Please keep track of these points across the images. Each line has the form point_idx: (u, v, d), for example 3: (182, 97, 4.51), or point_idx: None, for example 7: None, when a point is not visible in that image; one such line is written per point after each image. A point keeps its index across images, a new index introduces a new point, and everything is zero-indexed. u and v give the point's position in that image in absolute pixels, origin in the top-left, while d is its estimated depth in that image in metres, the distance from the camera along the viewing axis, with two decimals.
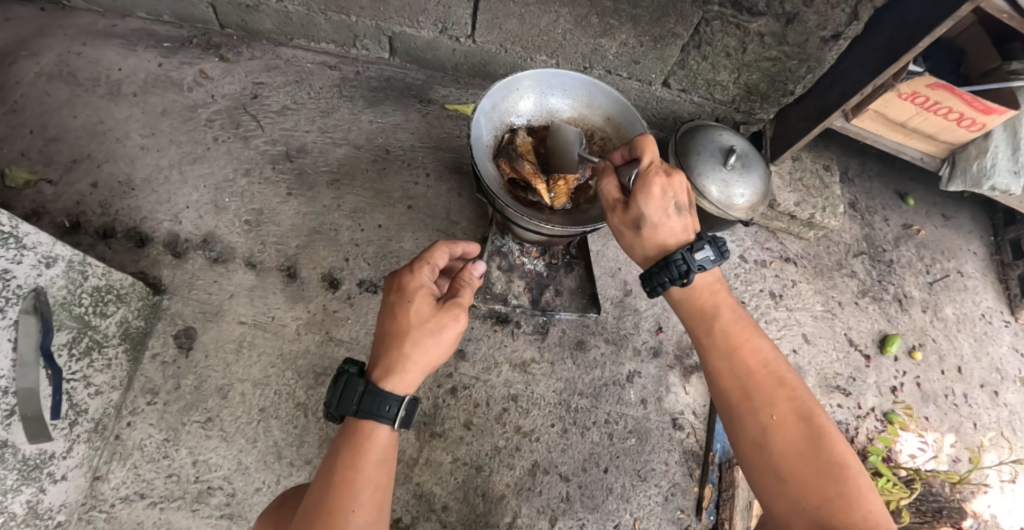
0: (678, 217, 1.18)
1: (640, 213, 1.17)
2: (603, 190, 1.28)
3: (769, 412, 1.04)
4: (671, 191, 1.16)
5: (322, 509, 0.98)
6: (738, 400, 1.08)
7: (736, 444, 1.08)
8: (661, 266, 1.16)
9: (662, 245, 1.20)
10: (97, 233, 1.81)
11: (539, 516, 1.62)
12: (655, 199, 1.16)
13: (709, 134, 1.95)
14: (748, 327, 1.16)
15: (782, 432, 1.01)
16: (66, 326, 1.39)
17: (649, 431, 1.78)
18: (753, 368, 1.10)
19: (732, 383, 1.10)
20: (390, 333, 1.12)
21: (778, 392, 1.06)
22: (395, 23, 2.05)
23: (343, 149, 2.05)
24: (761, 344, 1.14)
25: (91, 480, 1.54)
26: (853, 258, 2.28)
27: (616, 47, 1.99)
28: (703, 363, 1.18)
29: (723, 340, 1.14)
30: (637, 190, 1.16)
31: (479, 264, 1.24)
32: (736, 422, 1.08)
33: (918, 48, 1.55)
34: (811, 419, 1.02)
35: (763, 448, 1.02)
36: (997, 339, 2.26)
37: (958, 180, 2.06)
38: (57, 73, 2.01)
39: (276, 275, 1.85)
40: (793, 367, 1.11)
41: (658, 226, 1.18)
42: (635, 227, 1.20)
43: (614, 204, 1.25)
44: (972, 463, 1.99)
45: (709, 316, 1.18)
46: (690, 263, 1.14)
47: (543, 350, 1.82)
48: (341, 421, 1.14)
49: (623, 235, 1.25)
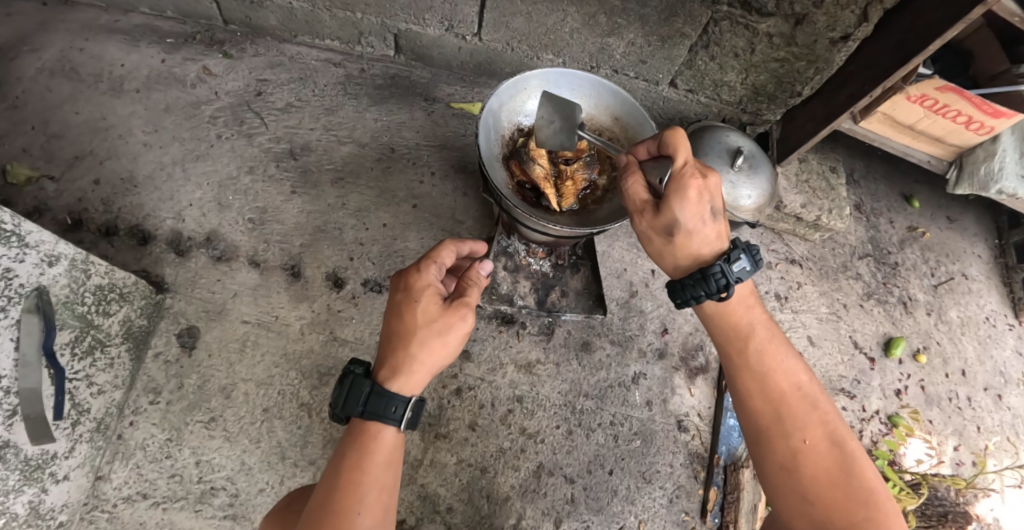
0: (712, 223, 1.11)
1: (674, 218, 1.08)
2: (629, 191, 1.16)
3: (800, 436, 1.04)
4: (707, 194, 1.07)
5: (328, 511, 0.98)
6: (769, 422, 1.07)
7: (761, 463, 1.08)
8: (697, 280, 1.11)
9: (695, 254, 1.13)
10: (99, 231, 1.80)
11: (543, 518, 1.62)
12: (692, 204, 1.06)
13: (716, 134, 1.94)
14: (782, 348, 1.13)
15: (812, 457, 1.02)
16: (68, 325, 1.38)
17: (654, 433, 1.78)
18: (786, 391, 1.09)
19: (763, 405, 1.09)
20: (397, 333, 1.10)
21: (810, 417, 1.06)
22: (400, 21, 2.04)
23: (347, 148, 2.04)
24: (794, 365, 1.12)
25: (93, 480, 1.52)
26: (858, 261, 2.28)
27: (623, 46, 1.98)
28: (731, 380, 1.16)
29: (755, 361, 1.12)
30: (672, 194, 1.06)
31: (486, 263, 1.24)
32: (763, 443, 1.08)
33: (928, 50, 1.54)
34: (842, 445, 1.03)
35: (791, 472, 1.02)
36: (1001, 342, 2.26)
37: (965, 183, 2.06)
38: (59, 68, 1.99)
39: (279, 274, 1.84)
40: (823, 389, 1.11)
41: (693, 234, 1.10)
42: (667, 233, 1.11)
43: (641, 206, 1.14)
44: (976, 466, 2.00)
45: (742, 335, 1.14)
46: (728, 275, 1.09)
47: (548, 351, 1.81)
48: (346, 422, 1.12)
49: (651, 242, 1.16)
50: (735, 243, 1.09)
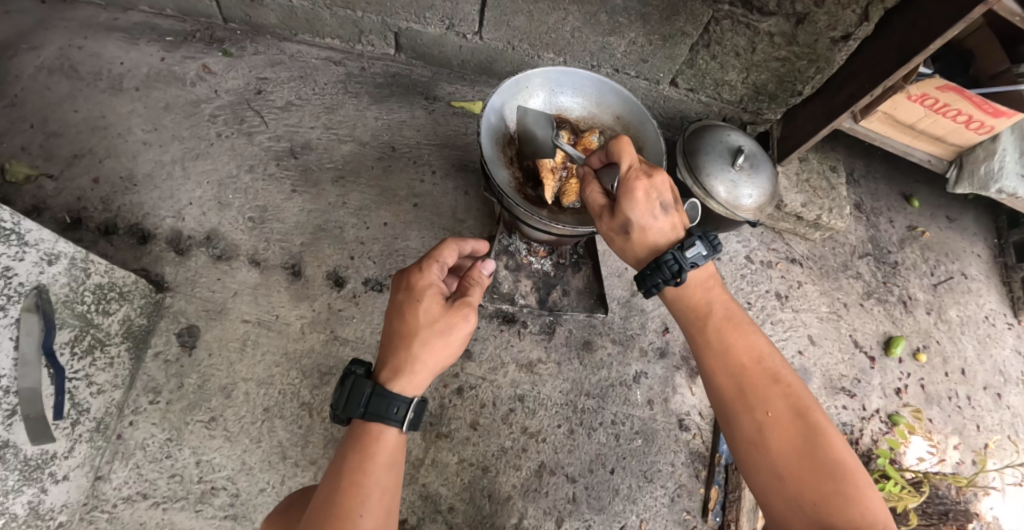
0: (664, 215, 1.11)
1: (626, 218, 1.12)
2: (588, 199, 1.22)
3: (764, 410, 1.03)
4: (652, 190, 1.09)
5: (331, 512, 0.97)
6: (733, 398, 1.06)
7: (731, 441, 1.06)
8: (652, 268, 1.11)
9: (654, 247, 1.13)
10: (99, 230, 1.79)
11: (545, 518, 1.62)
12: (639, 202, 1.09)
13: (717, 134, 1.94)
14: (742, 324, 1.14)
15: (778, 430, 1.00)
16: (68, 324, 1.37)
17: (655, 432, 1.78)
18: (747, 367, 1.08)
19: (726, 382, 1.08)
20: (398, 333, 1.10)
21: (772, 390, 1.05)
22: (401, 19, 2.03)
23: (348, 146, 2.04)
24: (754, 341, 1.12)
25: (92, 480, 1.52)
26: (858, 260, 2.28)
27: (624, 45, 1.97)
28: (698, 363, 1.15)
29: (716, 339, 1.12)
30: (620, 196, 1.10)
31: (488, 262, 1.23)
32: (731, 422, 1.06)
33: (928, 50, 1.54)
34: (806, 416, 1.01)
35: (760, 447, 1.00)
36: (1001, 341, 2.26)
37: (965, 182, 2.06)
38: (58, 66, 1.98)
39: (280, 273, 1.83)
40: (786, 362, 1.10)
41: (647, 228, 1.12)
42: (624, 232, 1.15)
43: (599, 211, 1.19)
44: (977, 465, 2.00)
45: (701, 315, 1.15)
46: (682, 262, 1.08)
47: (549, 350, 1.81)
48: (347, 423, 1.12)
49: (614, 241, 1.19)
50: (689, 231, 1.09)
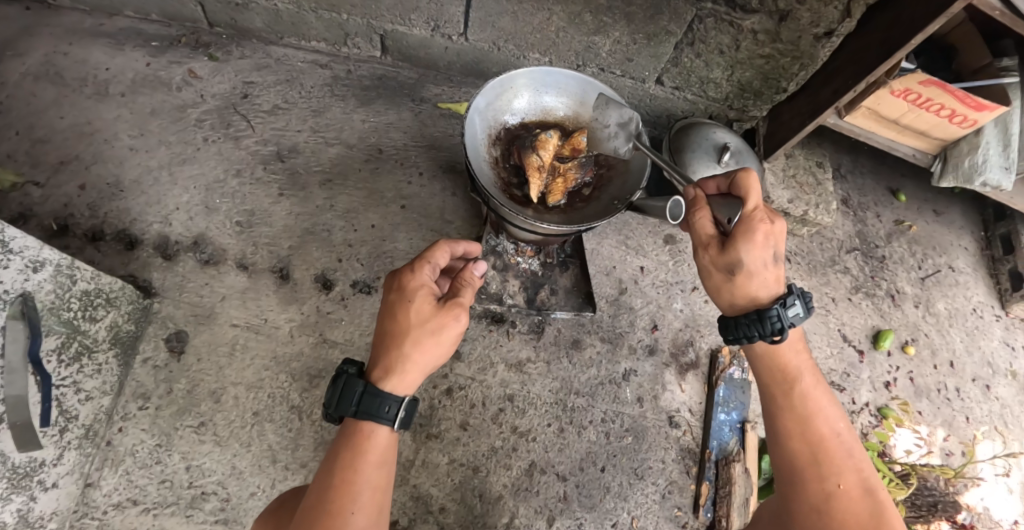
0: (773, 266, 1.10)
1: (738, 259, 1.07)
2: (694, 224, 1.14)
3: (835, 481, 1.05)
4: (773, 239, 1.07)
5: (321, 510, 0.98)
6: (805, 463, 1.08)
7: (791, 501, 1.09)
8: (751, 321, 1.10)
9: (752, 297, 1.13)
10: (86, 236, 1.78)
11: (537, 517, 1.62)
12: (758, 247, 1.06)
13: (703, 132, 1.96)
14: (826, 393, 1.14)
15: (848, 503, 1.02)
16: (55, 331, 1.36)
17: (645, 430, 1.78)
18: (825, 436, 1.10)
19: (801, 445, 1.09)
20: (389, 334, 1.10)
21: (847, 462, 1.07)
22: (386, 22, 2.03)
23: (335, 149, 2.04)
24: (835, 412, 1.13)
25: (83, 487, 1.51)
26: (846, 255, 2.29)
27: (609, 44, 1.98)
28: (769, 418, 1.16)
29: (800, 405, 1.12)
30: (740, 235, 1.06)
31: (480, 263, 1.22)
32: (795, 482, 1.09)
33: (910, 44, 1.55)
34: (875, 494, 1.03)
35: (823, 514, 1.03)
36: (989, 334, 2.28)
37: (950, 176, 2.08)
38: (43, 73, 1.97)
39: (267, 277, 1.83)
40: (861, 440, 1.11)
41: (754, 276, 1.09)
42: (727, 272, 1.10)
43: (707, 241, 1.12)
44: (966, 456, 2.01)
45: (789, 377, 1.14)
46: (784, 319, 1.08)
47: (538, 349, 1.81)
48: (340, 421, 1.12)
49: (710, 276, 1.14)
50: (791, 289, 1.10)
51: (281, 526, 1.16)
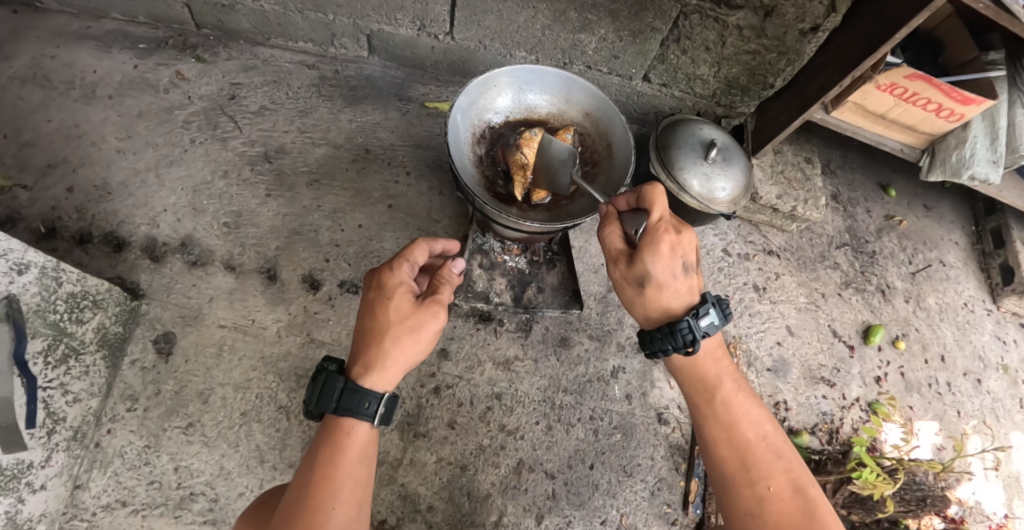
0: (684, 278, 1.13)
1: (644, 271, 1.11)
2: (606, 240, 1.20)
3: (765, 484, 1.06)
4: (680, 250, 1.10)
5: (301, 506, 0.97)
6: (735, 470, 1.09)
7: (728, 509, 1.09)
8: (665, 334, 1.14)
9: (665, 308, 1.16)
10: (74, 239, 1.78)
11: (525, 515, 1.62)
12: (664, 258, 1.09)
13: (690, 128, 1.96)
14: (749, 398, 1.16)
15: (779, 506, 1.03)
16: (41, 334, 1.36)
17: (634, 427, 1.78)
18: (751, 440, 1.11)
19: (729, 453, 1.10)
20: (369, 331, 1.10)
21: (775, 464, 1.08)
22: (372, 21, 2.04)
23: (322, 149, 2.04)
24: (759, 416, 1.15)
25: (71, 489, 1.51)
26: (835, 250, 2.29)
27: (595, 42, 1.98)
28: (698, 430, 1.17)
29: (725, 412, 1.13)
30: (645, 248, 1.09)
31: (458, 261, 1.24)
32: (728, 489, 1.09)
33: (896, 38, 1.55)
34: (805, 493, 1.05)
35: (757, 518, 1.03)
36: (980, 328, 2.28)
37: (938, 170, 2.08)
38: (31, 76, 1.97)
39: (255, 277, 1.83)
40: (786, 439, 1.13)
41: (663, 288, 1.12)
42: (638, 285, 1.14)
43: (617, 255, 1.17)
44: (956, 450, 2.01)
45: (710, 386, 1.16)
46: (695, 330, 1.11)
47: (526, 347, 1.81)
48: (320, 418, 1.12)
49: (624, 291, 1.19)
50: (704, 298, 1.13)
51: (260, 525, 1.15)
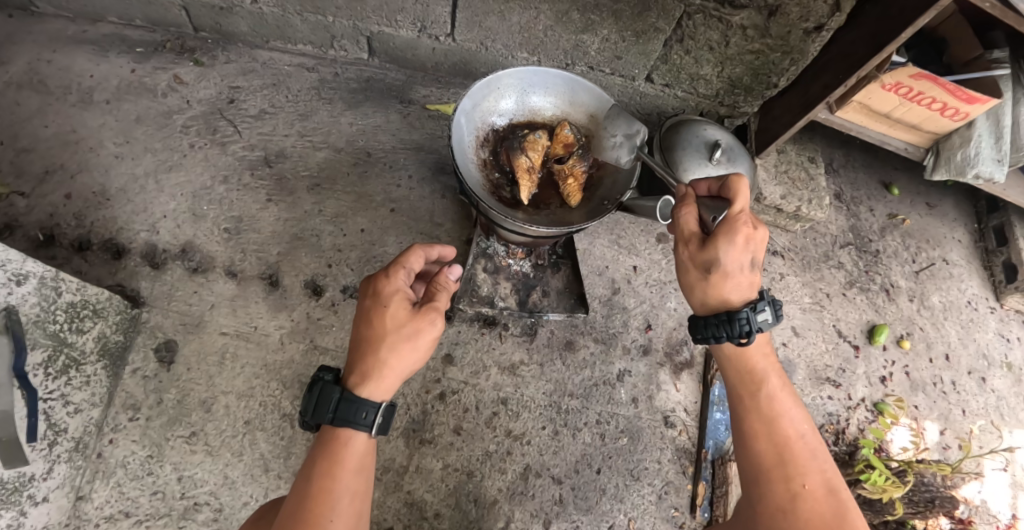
0: (749, 272, 1.11)
1: (717, 256, 1.09)
2: (680, 219, 1.18)
3: (800, 481, 1.04)
4: (753, 244, 1.09)
5: (300, 519, 0.95)
6: (771, 464, 1.06)
7: (756, 503, 1.07)
8: (721, 321, 1.11)
9: (724, 299, 1.13)
10: (72, 247, 1.76)
11: (532, 521, 1.61)
12: (737, 248, 1.07)
13: (694, 128, 1.95)
14: (791, 397, 1.14)
15: (812, 503, 1.01)
16: (40, 345, 1.34)
17: (640, 430, 1.77)
18: (790, 437, 1.09)
19: (768, 447, 1.08)
20: (365, 339, 1.07)
21: (810, 463, 1.06)
22: (372, 23, 2.01)
23: (323, 153, 2.02)
24: (800, 415, 1.12)
25: (74, 501, 1.50)
26: (839, 250, 2.29)
27: (597, 42, 1.96)
28: (736, 422, 1.15)
29: (767, 407, 1.12)
30: (721, 234, 1.08)
31: (455, 267, 1.18)
32: (761, 484, 1.07)
33: (901, 38, 1.54)
34: (838, 496, 1.02)
35: (790, 514, 1.01)
36: (984, 326, 2.28)
37: (942, 169, 2.07)
38: (26, 81, 1.95)
39: (257, 283, 1.81)
40: (824, 442, 1.11)
41: (728, 277, 1.10)
42: (705, 269, 1.12)
43: (688, 237, 1.15)
44: (962, 450, 2.01)
45: (756, 379, 1.14)
46: (753, 323, 1.09)
47: (532, 352, 1.80)
48: (316, 429, 1.08)
49: (687, 274, 1.16)
50: (763, 294, 1.11)
51: None
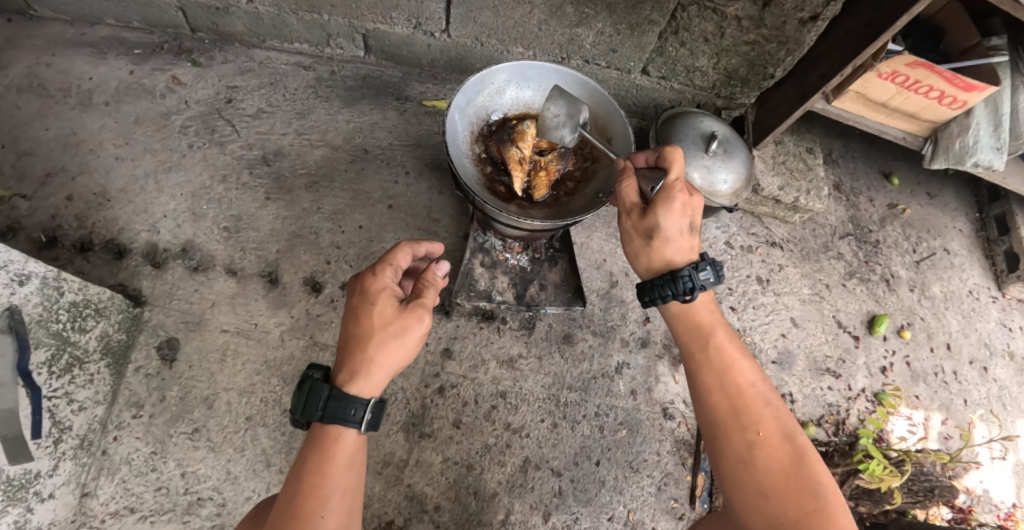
0: (688, 235, 1.13)
1: (656, 222, 1.11)
2: (621, 192, 1.21)
3: (754, 429, 1.03)
4: (690, 209, 1.12)
5: (290, 516, 0.95)
6: (726, 416, 1.06)
7: (717, 457, 1.06)
8: (665, 280, 1.12)
9: (667, 261, 1.14)
10: (74, 247, 1.78)
11: (532, 513, 1.62)
12: (675, 213, 1.10)
13: (691, 121, 1.95)
14: (738, 347, 1.14)
15: (769, 451, 1.00)
16: (44, 344, 1.36)
17: (639, 422, 1.78)
18: (743, 387, 1.08)
19: (723, 399, 1.07)
20: (353, 338, 1.08)
21: (764, 410, 1.06)
22: (368, 21, 2.02)
23: (320, 151, 2.03)
24: (750, 364, 1.12)
25: (80, 497, 1.52)
26: (839, 241, 2.28)
27: (592, 36, 1.96)
28: (691, 379, 1.15)
29: (717, 358, 1.11)
30: (659, 202, 1.11)
31: (443, 264, 1.19)
32: (719, 437, 1.06)
33: (895, 27, 1.54)
34: (794, 438, 1.02)
35: (748, 464, 1.00)
36: (985, 315, 2.27)
37: (941, 157, 2.06)
38: (27, 85, 1.97)
39: (257, 281, 1.83)
40: (775, 388, 1.11)
41: (669, 241, 1.12)
42: (646, 236, 1.14)
43: (630, 207, 1.18)
44: (963, 439, 2.00)
45: (705, 332, 1.15)
46: (695, 281, 1.10)
47: (530, 345, 1.81)
48: (307, 427, 1.09)
49: (630, 242, 1.18)
50: (704, 255, 1.11)
51: None
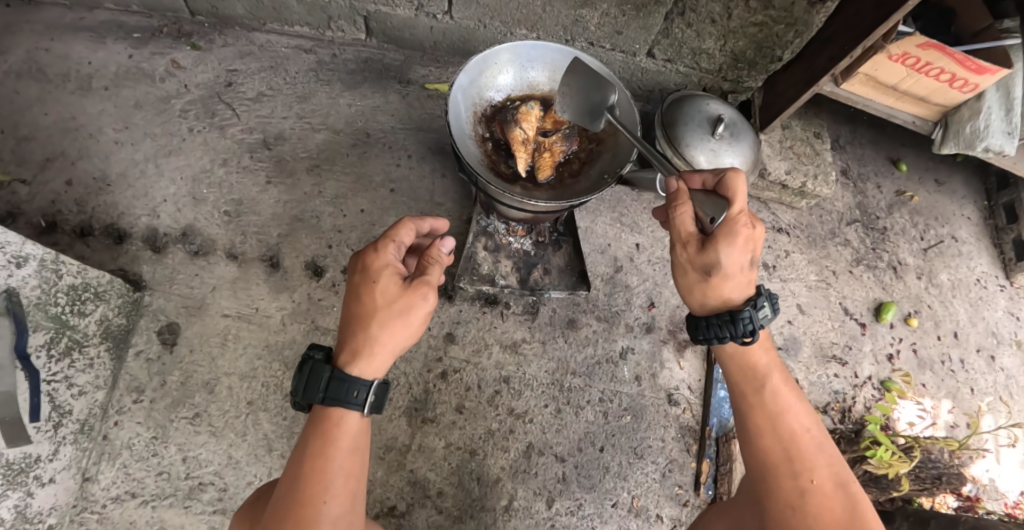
0: (747, 271, 1.09)
1: (717, 259, 1.05)
2: (675, 220, 1.12)
3: (807, 477, 1.02)
4: (752, 243, 1.06)
5: (292, 500, 0.95)
6: (777, 460, 1.04)
7: (765, 500, 1.05)
8: (724, 321, 1.09)
9: (725, 299, 1.11)
10: (74, 232, 1.76)
11: (536, 498, 1.61)
12: (737, 249, 1.05)
13: (697, 104, 1.92)
14: (793, 390, 1.11)
15: (820, 499, 0.99)
16: (42, 327, 1.34)
17: (643, 408, 1.76)
18: (797, 432, 1.07)
19: (774, 444, 1.06)
20: (356, 315, 1.06)
21: (818, 458, 1.04)
22: (369, 3, 1.99)
23: (322, 135, 2.01)
24: (805, 409, 1.10)
25: (81, 482, 1.51)
26: (846, 227, 2.25)
27: (597, 17, 1.93)
28: (740, 418, 1.13)
29: (771, 402, 1.09)
30: (721, 236, 1.05)
31: (448, 239, 1.15)
32: (767, 480, 1.05)
33: (907, 7, 1.50)
34: (846, 488, 1.01)
35: (799, 510, 0.99)
36: (993, 304, 2.24)
37: (951, 142, 2.02)
38: (26, 70, 1.95)
39: (257, 265, 1.81)
40: (830, 435, 1.09)
41: (728, 278, 1.07)
42: (703, 272, 1.09)
43: (687, 239, 1.10)
44: (970, 428, 1.99)
45: (758, 374, 1.12)
46: (755, 321, 1.08)
47: (533, 330, 1.79)
48: (309, 409, 1.08)
49: (685, 275, 1.12)
50: (762, 290, 1.09)
51: (257, 517, 1.12)
